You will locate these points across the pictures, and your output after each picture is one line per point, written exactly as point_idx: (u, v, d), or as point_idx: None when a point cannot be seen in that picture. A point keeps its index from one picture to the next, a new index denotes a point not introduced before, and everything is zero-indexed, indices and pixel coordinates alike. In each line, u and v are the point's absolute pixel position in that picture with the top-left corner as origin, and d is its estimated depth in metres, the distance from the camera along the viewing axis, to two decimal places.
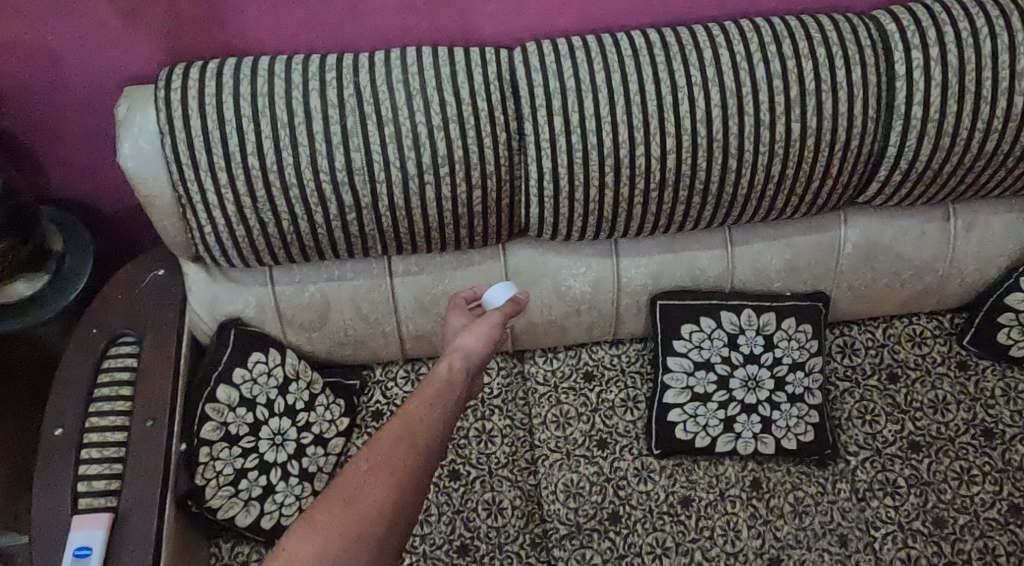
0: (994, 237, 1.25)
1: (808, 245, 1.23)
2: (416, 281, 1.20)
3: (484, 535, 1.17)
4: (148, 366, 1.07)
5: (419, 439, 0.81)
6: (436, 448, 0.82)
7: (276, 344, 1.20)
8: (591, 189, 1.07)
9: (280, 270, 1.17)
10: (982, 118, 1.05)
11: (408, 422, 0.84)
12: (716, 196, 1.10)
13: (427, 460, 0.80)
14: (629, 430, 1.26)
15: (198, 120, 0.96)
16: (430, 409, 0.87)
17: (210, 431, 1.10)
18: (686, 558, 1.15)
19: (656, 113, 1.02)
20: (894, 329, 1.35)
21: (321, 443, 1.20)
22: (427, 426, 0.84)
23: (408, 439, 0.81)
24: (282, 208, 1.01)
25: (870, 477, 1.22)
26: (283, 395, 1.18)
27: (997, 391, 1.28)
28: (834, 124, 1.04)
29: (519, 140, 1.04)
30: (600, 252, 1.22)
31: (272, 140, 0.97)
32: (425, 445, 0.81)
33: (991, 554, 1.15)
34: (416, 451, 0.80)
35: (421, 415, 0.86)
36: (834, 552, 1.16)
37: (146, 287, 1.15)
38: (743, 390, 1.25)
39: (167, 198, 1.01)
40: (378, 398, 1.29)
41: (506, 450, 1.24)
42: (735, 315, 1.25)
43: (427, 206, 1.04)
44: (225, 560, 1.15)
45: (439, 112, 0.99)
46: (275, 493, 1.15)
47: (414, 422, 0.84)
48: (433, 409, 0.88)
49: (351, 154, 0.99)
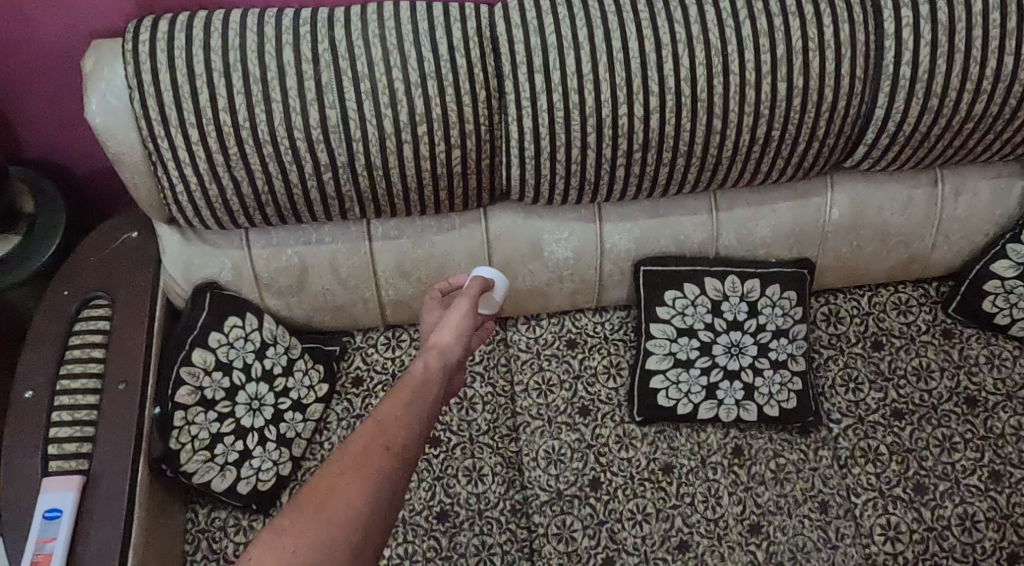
0: (982, 203, 1.24)
1: (795, 211, 1.21)
2: (396, 245, 1.17)
3: (464, 501, 1.16)
4: (120, 329, 1.06)
5: (399, 441, 0.76)
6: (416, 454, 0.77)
7: (253, 308, 1.18)
8: (572, 150, 1.05)
9: (256, 233, 1.14)
10: (972, 79, 1.03)
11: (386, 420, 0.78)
12: (701, 158, 1.07)
13: (406, 464, 0.74)
14: (611, 397, 1.25)
15: (167, 74, 0.93)
16: (410, 407, 0.81)
17: (184, 395, 1.08)
18: (666, 524, 1.15)
19: (639, 71, 0.99)
20: (879, 297, 1.34)
21: (299, 408, 1.19)
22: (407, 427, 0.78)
23: (385, 439, 0.75)
24: (255, 166, 0.99)
25: (852, 444, 1.22)
26: (260, 359, 1.17)
27: (981, 358, 1.28)
28: (821, 83, 1.02)
29: (499, 98, 1.02)
30: (583, 216, 1.20)
31: (244, 95, 0.94)
32: (405, 450, 0.75)
33: (971, 520, 1.15)
34: (396, 451, 0.74)
35: (402, 412, 0.80)
36: (815, 519, 1.16)
37: (119, 249, 1.13)
38: (726, 356, 1.24)
39: (137, 154, 0.98)
40: (358, 364, 1.27)
41: (487, 418, 1.23)
42: (719, 281, 1.24)
43: (405, 165, 1.02)
44: (202, 525, 1.13)
45: (417, 68, 0.96)
46: (252, 458, 1.14)
47: (395, 419, 0.78)
48: (414, 406, 0.82)
49: (325, 111, 0.96)
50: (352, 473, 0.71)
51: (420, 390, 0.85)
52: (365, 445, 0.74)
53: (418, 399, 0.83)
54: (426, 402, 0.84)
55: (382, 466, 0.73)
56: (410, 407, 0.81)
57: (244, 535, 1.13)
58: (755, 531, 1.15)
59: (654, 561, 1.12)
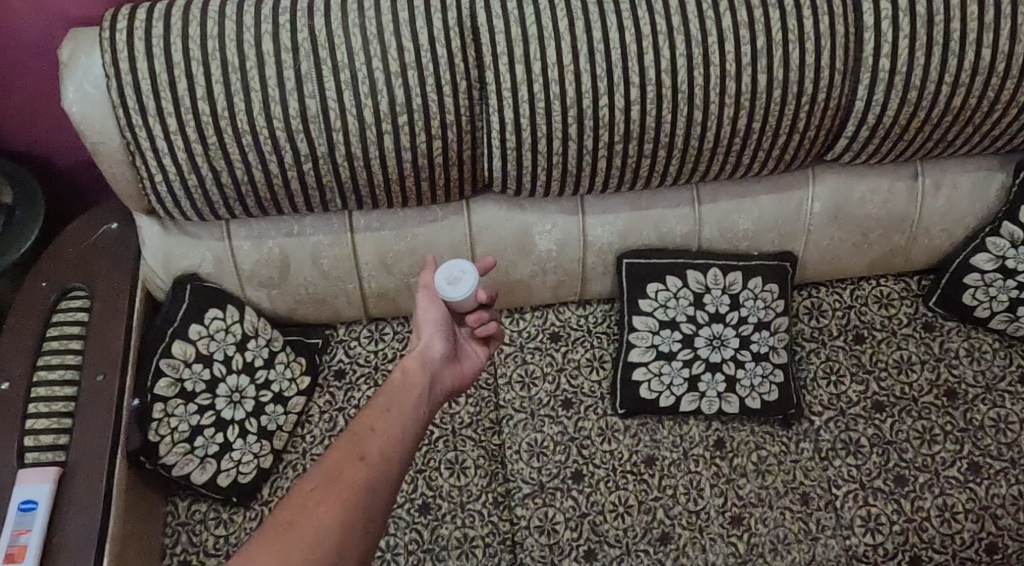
0: (962, 196, 1.25)
1: (776, 204, 1.22)
2: (378, 237, 1.17)
3: (446, 494, 1.16)
4: (99, 321, 1.05)
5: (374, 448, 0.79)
6: (396, 452, 0.80)
7: (234, 301, 1.17)
8: (554, 141, 1.04)
9: (237, 224, 1.13)
10: (951, 71, 1.04)
11: (362, 431, 0.81)
12: (682, 150, 1.08)
13: (384, 468, 0.78)
14: (594, 390, 1.25)
15: (144, 62, 0.92)
16: (386, 415, 0.84)
17: (164, 387, 1.08)
18: (648, 516, 1.15)
19: (620, 62, 0.99)
20: (861, 291, 1.35)
21: (281, 401, 1.19)
22: (383, 434, 0.81)
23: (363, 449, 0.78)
24: (234, 156, 0.98)
25: (834, 437, 1.22)
26: (241, 352, 1.16)
27: (960, 351, 1.29)
28: (800, 76, 1.02)
29: (481, 89, 1.01)
30: (565, 209, 1.19)
31: (223, 84, 0.94)
32: (383, 455, 0.79)
33: (950, 511, 1.16)
34: (371, 459, 0.78)
35: (378, 421, 0.83)
36: (796, 511, 1.16)
37: (98, 239, 1.13)
38: (708, 348, 1.24)
39: (115, 144, 0.97)
40: (341, 357, 1.27)
41: (470, 411, 1.23)
42: (701, 274, 1.24)
43: (386, 155, 1.02)
44: (181, 519, 1.13)
45: (397, 58, 0.96)
46: (232, 450, 1.13)
47: (369, 429, 0.81)
48: (391, 414, 0.84)
49: (305, 101, 0.96)
50: (329, 488, 0.74)
51: (397, 397, 0.87)
52: (340, 459, 0.77)
53: (393, 405, 0.86)
54: (405, 406, 0.86)
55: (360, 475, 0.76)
56: (385, 415, 0.84)
57: (224, 528, 1.12)
58: (736, 523, 1.15)
59: (636, 553, 1.13)
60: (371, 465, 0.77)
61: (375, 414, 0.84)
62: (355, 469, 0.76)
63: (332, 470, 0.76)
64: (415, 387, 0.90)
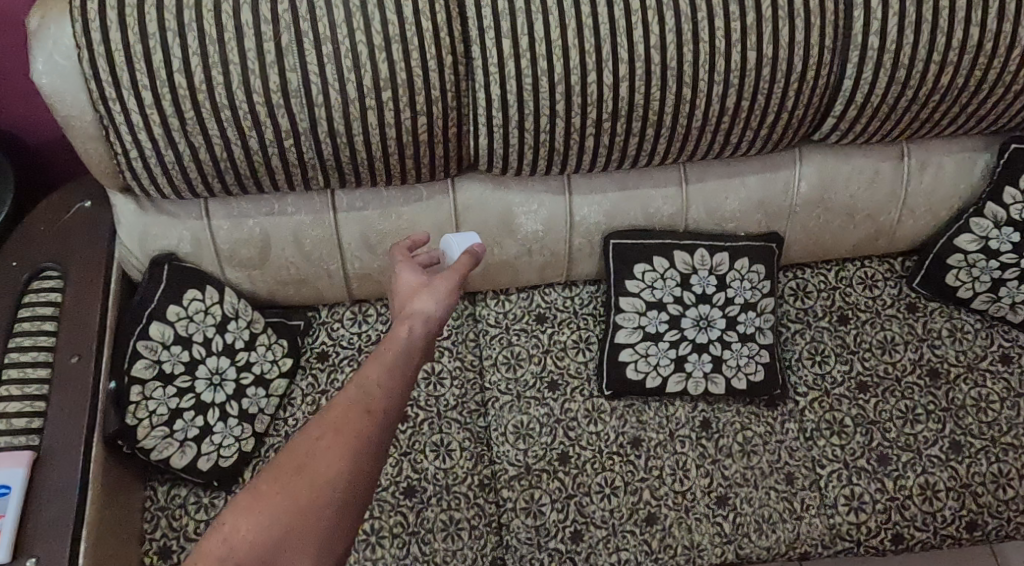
0: (947, 177, 1.25)
1: (764, 184, 1.21)
2: (361, 216, 1.15)
3: (432, 476, 1.15)
4: (73, 302, 1.03)
5: (373, 408, 0.77)
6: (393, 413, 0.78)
7: (213, 281, 1.14)
8: (541, 119, 1.03)
9: (216, 202, 1.10)
10: (939, 49, 1.03)
11: (361, 390, 0.79)
12: (670, 128, 1.06)
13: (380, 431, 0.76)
14: (580, 371, 1.25)
15: (118, 33, 0.89)
16: (387, 374, 0.81)
17: (142, 369, 1.05)
18: (634, 497, 1.15)
19: (609, 38, 0.97)
20: (846, 272, 1.35)
21: (262, 384, 1.16)
22: (379, 397, 0.78)
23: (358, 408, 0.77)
24: (213, 132, 0.96)
25: (818, 417, 1.23)
26: (221, 333, 1.14)
27: (943, 332, 1.30)
28: (790, 52, 1.01)
29: (466, 64, 0.99)
30: (552, 188, 1.18)
31: (200, 56, 0.90)
32: (382, 423, 0.76)
33: (931, 490, 1.17)
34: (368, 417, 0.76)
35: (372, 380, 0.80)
36: (781, 490, 1.17)
37: (73, 219, 1.10)
38: (695, 329, 1.24)
39: (88, 118, 0.94)
40: (323, 339, 1.25)
41: (455, 393, 1.22)
42: (688, 255, 1.23)
43: (369, 132, 0.99)
44: (160, 503, 1.10)
45: (381, 31, 0.93)
46: (213, 434, 1.11)
47: (369, 387, 0.79)
48: (393, 373, 0.82)
49: (286, 74, 0.93)
50: (316, 456, 0.73)
51: (401, 357, 0.84)
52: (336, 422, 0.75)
53: (393, 365, 0.83)
54: (401, 363, 0.84)
55: (350, 445, 0.74)
56: (388, 375, 0.81)
57: (205, 512, 1.10)
58: (721, 504, 1.16)
59: (622, 534, 1.13)
60: (364, 432, 0.75)
61: (372, 372, 0.81)
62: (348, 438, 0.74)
63: (325, 432, 0.75)
64: (417, 346, 0.86)
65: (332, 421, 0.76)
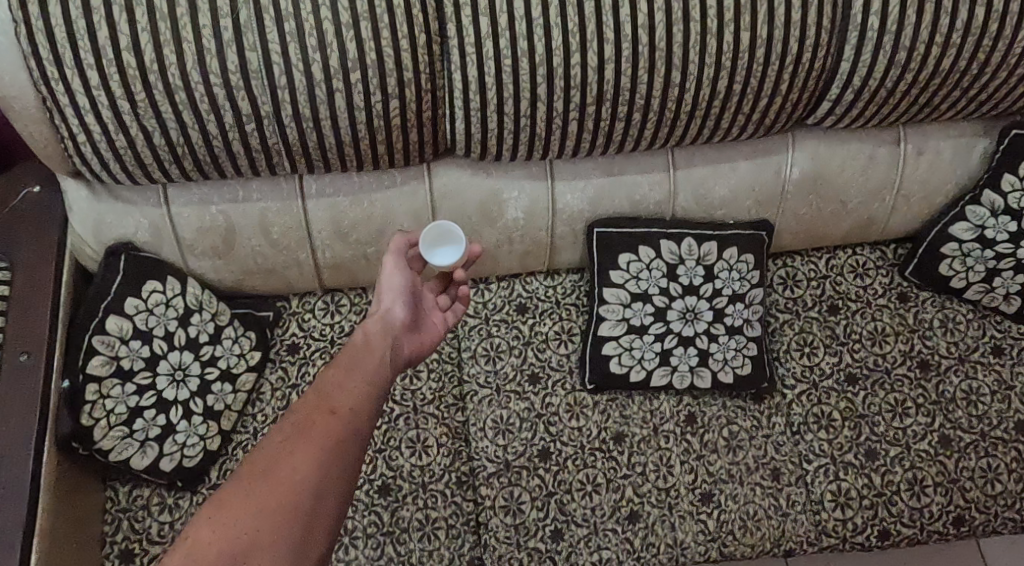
0: (943, 162, 1.20)
1: (755, 169, 1.16)
2: (332, 204, 1.08)
3: (407, 474, 1.11)
4: (21, 297, 0.96)
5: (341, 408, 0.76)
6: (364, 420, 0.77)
7: (175, 272, 1.08)
8: (521, 102, 0.96)
9: (176, 187, 1.03)
10: (942, 31, 0.98)
11: (329, 393, 0.78)
12: (658, 113, 1.00)
13: (351, 435, 0.75)
14: (562, 364, 1.20)
15: (57, 7, 0.81)
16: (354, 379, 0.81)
17: (98, 366, 1.00)
18: (617, 495, 1.12)
19: (593, 16, 0.91)
20: (837, 260, 1.31)
21: (228, 379, 1.11)
22: (349, 401, 0.77)
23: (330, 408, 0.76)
24: (167, 115, 0.89)
25: (806, 410, 1.20)
26: (184, 327, 1.08)
27: (935, 322, 1.26)
28: (786, 33, 0.95)
29: (441, 43, 0.93)
30: (533, 173, 1.12)
31: (150, 33, 0.83)
32: (350, 426, 0.75)
33: (919, 485, 1.15)
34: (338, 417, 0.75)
35: (343, 384, 0.80)
36: (766, 486, 1.14)
37: (20, 207, 1.03)
38: (681, 322, 1.19)
39: (29, 100, 0.87)
40: (294, 330, 1.19)
41: (432, 386, 1.17)
42: (675, 244, 1.19)
43: (337, 116, 0.93)
44: (122, 505, 1.05)
45: (348, 6, 0.86)
46: (176, 433, 1.05)
47: (338, 390, 0.79)
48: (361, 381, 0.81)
49: (245, 54, 0.86)
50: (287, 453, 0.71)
51: (366, 365, 0.84)
52: (308, 420, 0.74)
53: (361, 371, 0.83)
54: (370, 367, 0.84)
55: (321, 442, 0.72)
56: (355, 380, 0.81)
57: (169, 514, 1.06)
58: (705, 501, 1.13)
59: (604, 532, 1.10)
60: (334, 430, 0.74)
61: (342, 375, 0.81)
62: (317, 437, 0.73)
63: (294, 430, 0.73)
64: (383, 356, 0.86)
65: (304, 420, 0.74)
